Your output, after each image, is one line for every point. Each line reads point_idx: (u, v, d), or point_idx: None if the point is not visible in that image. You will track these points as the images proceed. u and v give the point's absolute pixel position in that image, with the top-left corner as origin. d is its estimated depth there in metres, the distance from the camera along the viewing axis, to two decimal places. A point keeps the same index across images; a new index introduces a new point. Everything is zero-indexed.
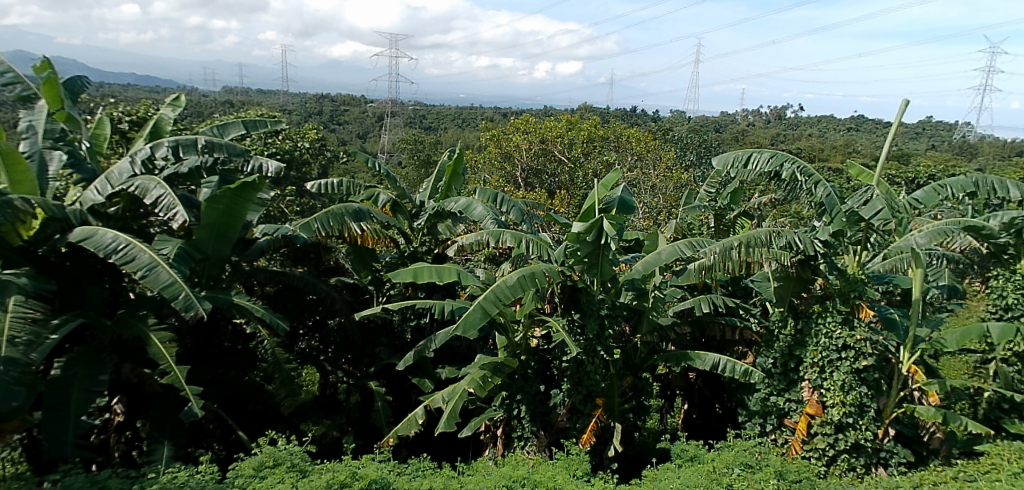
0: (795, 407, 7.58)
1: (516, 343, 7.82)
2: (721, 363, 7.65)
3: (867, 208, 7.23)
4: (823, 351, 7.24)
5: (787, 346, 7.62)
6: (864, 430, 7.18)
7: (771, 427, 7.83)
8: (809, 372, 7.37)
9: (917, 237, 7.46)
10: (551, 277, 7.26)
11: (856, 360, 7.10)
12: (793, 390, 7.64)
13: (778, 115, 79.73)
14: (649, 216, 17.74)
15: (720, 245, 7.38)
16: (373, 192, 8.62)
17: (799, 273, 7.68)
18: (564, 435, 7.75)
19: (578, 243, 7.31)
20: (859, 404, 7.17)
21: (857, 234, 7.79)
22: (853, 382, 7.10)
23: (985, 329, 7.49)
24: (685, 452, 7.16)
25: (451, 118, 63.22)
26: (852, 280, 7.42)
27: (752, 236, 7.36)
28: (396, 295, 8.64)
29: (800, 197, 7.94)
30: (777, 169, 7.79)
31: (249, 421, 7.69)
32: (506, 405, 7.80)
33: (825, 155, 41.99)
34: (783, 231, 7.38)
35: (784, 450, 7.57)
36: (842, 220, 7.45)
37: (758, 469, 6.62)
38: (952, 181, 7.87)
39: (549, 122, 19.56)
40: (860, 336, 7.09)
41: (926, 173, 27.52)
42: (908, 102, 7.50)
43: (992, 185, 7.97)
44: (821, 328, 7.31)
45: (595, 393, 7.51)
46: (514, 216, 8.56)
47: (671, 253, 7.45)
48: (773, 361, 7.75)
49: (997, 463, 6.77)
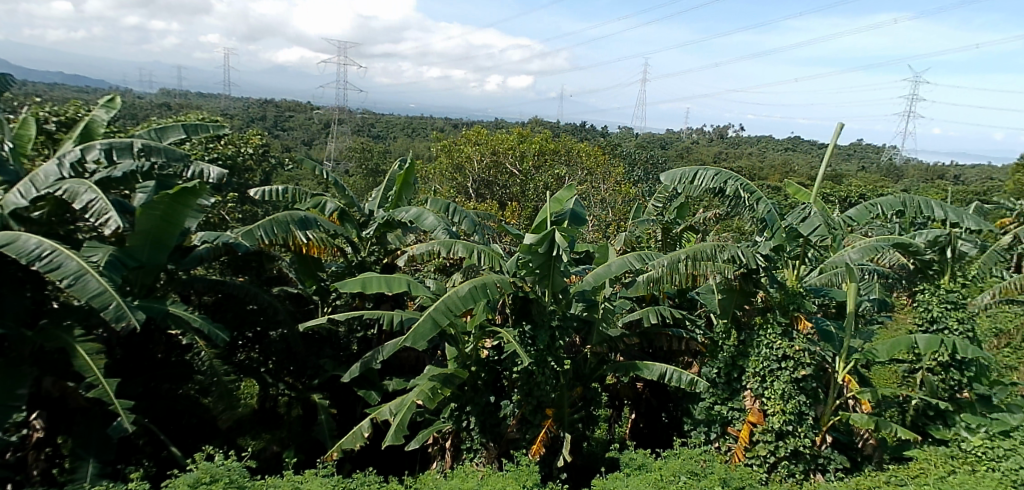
0: (738, 416, 7.78)
1: (467, 354, 7.76)
2: (668, 373, 7.77)
3: (806, 224, 7.62)
4: (764, 361, 7.45)
5: (731, 356, 7.82)
6: (803, 437, 7.42)
7: (715, 435, 7.98)
8: (751, 381, 7.59)
9: (851, 253, 7.86)
10: (503, 288, 7.25)
11: (794, 370, 7.38)
12: (736, 399, 7.83)
13: (721, 134, 82.59)
14: (599, 228, 17.88)
15: (669, 258, 7.58)
16: (320, 200, 8.44)
17: (742, 286, 7.92)
18: (514, 446, 7.75)
19: (530, 255, 7.28)
20: (798, 411, 7.43)
21: (796, 250, 8.14)
22: (792, 391, 7.34)
23: (913, 341, 7.90)
24: (633, 461, 7.15)
25: (402, 127, 62.68)
26: (792, 293, 7.81)
27: (698, 250, 7.57)
28: (342, 305, 8.40)
29: (743, 214, 8.10)
30: (722, 186, 8.03)
31: (182, 436, 7.36)
32: (455, 417, 7.78)
33: (766, 173, 43.59)
34: (728, 245, 7.64)
35: (727, 457, 7.71)
36: (781, 236, 7.77)
37: (703, 476, 6.71)
38: (882, 200, 8.28)
39: (501, 134, 19.60)
40: (799, 346, 7.40)
41: (857, 193, 29.02)
42: (843, 126, 7.84)
43: (919, 205, 8.39)
44: (762, 340, 7.55)
45: (546, 403, 7.53)
46: (466, 227, 8.51)
47: (621, 265, 7.56)
48: (718, 371, 7.97)
49: (926, 468, 7.02)
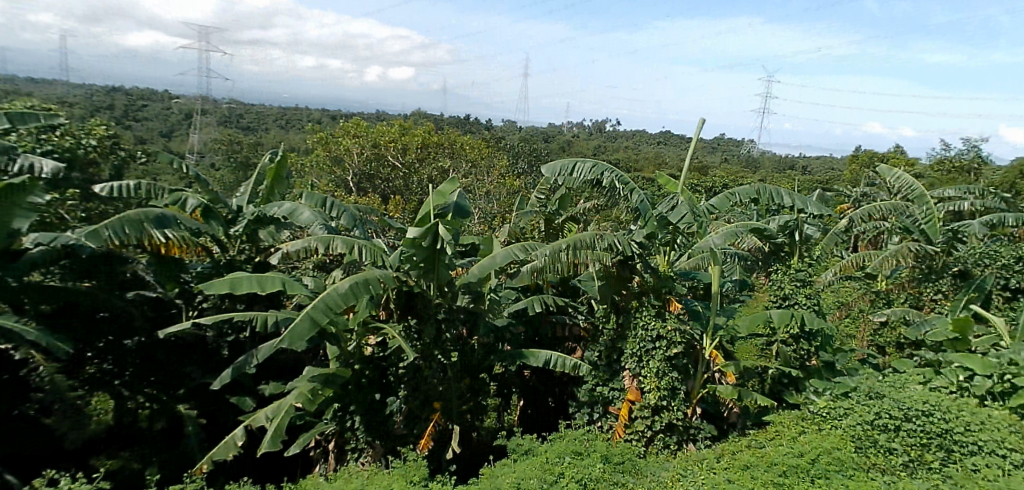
0: (618, 395, 8.15)
1: (349, 352, 7.55)
2: (553, 359, 7.98)
3: (675, 213, 8.08)
4: (641, 341, 7.84)
5: (611, 339, 8.24)
6: (677, 411, 7.89)
7: (597, 415, 8.33)
8: (628, 362, 7.95)
9: (715, 238, 8.40)
10: (386, 283, 7.08)
11: (667, 349, 7.82)
12: (616, 379, 8.20)
13: (600, 128, 85.85)
14: (484, 220, 18.00)
15: (551, 248, 7.73)
16: (180, 196, 7.77)
17: (619, 272, 8.28)
18: (402, 442, 7.57)
19: (414, 249, 7.16)
20: (671, 387, 7.89)
21: (667, 237, 8.52)
22: (665, 368, 7.79)
23: (769, 316, 8.64)
24: (519, 446, 7.27)
25: (277, 118, 59.63)
26: (664, 277, 8.28)
27: (578, 239, 7.80)
28: (210, 308, 7.88)
29: (619, 203, 8.52)
30: (599, 178, 8.34)
31: (18, 463, 6.53)
32: (338, 418, 7.67)
33: (641, 165, 45.88)
34: (605, 234, 7.94)
35: (609, 435, 8.04)
36: (654, 224, 8.24)
37: (586, 455, 6.96)
38: (739, 189, 8.96)
39: (382, 126, 19.18)
40: (671, 326, 7.82)
41: (721, 184, 31.27)
42: (703, 121, 8.41)
43: (771, 194, 9.16)
44: (638, 322, 7.95)
45: (433, 397, 7.47)
46: (345, 222, 8.34)
47: (506, 256, 7.58)
48: (599, 354, 8.38)
49: (780, 431, 7.56)
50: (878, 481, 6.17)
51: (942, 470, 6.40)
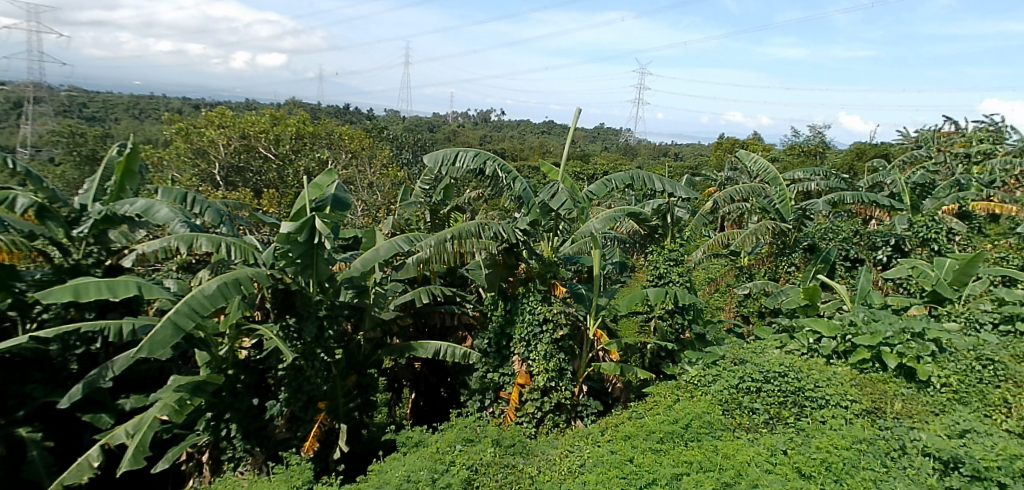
0: (509, 380, 8.24)
1: (221, 357, 7.01)
2: (442, 350, 7.97)
3: (555, 200, 8.14)
4: (528, 326, 8.00)
5: (499, 326, 8.28)
6: (565, 390, 8.12)
7: (489, 400, 8.35)
8: (517, 346, 8.08)
9: (596, 222, 8.75)
10: (259, 282, 6.68)
11: (554, 331, 8.01)
12: (506, 365, 8.25)
13: (484, 117, 86.23)
14: (367, 212, 17.49)
15: (436, 238, 7.68)
16: (9, 195, 6.88)
17: (505, 260, 8.36)
18: (284, 447, 7.36)
19: (290, 244, 6.85)
20: (559, 368, 8.09)
21: (551, 223, 8.63)
22: (552, 350, 7.99)
23: (645, 294, 9.17)
24: (409, 439, 7.17)
25: (133, 109, 54.53)
26: (548, 263, 8.43)
27: (463, 229, 7.78)
28: (53, 319, 7.08)
29: (503, 193, 8.61)
30: (481, 166, 8.30)
31: None
32: (212, 427, 7.14)
33: (525, 153, 46.59)
34: (490, 223, 7.91)
35: (500, 419, 8.14)
36: (537, 211, 8.30)
37: (477, 441, 6.99)
38: (615, 175, 9.35)
39: (252, 116, 18.06)
40: (556, 309, 8.04)
41: (600, 171, 32.45)
42: (580, 110, 8.71)
43: (644, 179, 9.61)
44: (525, 307, 8.08)
45: (317, 397, 7.15)
46: (210, 218, 7.64)
47: (390, 248, 7.44)
48: (489, 341, 8.32)
49: (658, 400, 7.97)
50: (743, 439, 6.69)
51: (796, 424, 7.05)
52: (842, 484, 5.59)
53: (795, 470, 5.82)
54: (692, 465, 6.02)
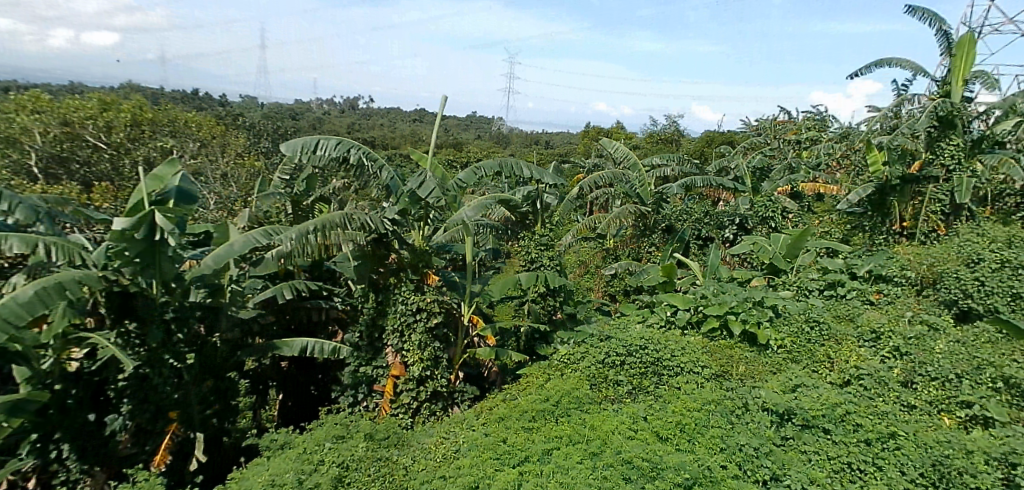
0: (382, 372, 8.05)
1: (46, 371, 6.22)
2: (309, 346, 7.69)
3: (423, 188, 7.95)
4: (402, 316, 7.81)
5: (370, 317, 8.10)
6: (441, 378, 8.05)
7: (362, 395, 8.15)
8: (391, 338, 7.88)
9: (468, 211, 8.70)
10: (88, 285, 6.00)
11: (428, 320, 7.89)
12: (379, 357, 8.09)
13: (351, 104, 83.35)
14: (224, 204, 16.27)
15: (297, 231, 7.26)
16: None
17: (375, 250, 8.08)
18: (129, 463, 6.73)
19: (126, 242, 6.19)
20: (434, 356, 8.01)
21: (421, 212, 8.34)
22: (427, 340, 7.87)
23: (517, 279, 9.29)
24: (275, 442, 6.80)
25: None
26: (420, 252, 8.18)
27: (328, 219, 7.41)
28: None
29: (369, 182, 8.30)
30: (345, 155, 7.98)
31: None
32: (37, 451, 6.26)
33: (396, 141, 45.59)
34: (356, 213, 7.62)
35: (374, 413, 7.95)
36: (405, 201, 8.06)
37: (349, 437, 6.79)
38: (484, 163, 9.36)
39: (80, 99, 16.07)
40: (429, 298, 7.89)
41: (472, 158, 32.52)
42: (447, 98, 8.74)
43: (512, 167, 9.71)
44: (398, 297, 7.88)
45: (167, 406, 6.63)
46: (22, 216, 6.66)
47: (245, 243, 6.94)
48: (360, 335, 8.18)
49: (531, 381, 8.18)
50: (609, 410, 7.03)
51: (656, 392, 7.52)
52: (694, 443, 6.04)
53: (654, 435, 6.21)
54: (562, 439, 6.25)
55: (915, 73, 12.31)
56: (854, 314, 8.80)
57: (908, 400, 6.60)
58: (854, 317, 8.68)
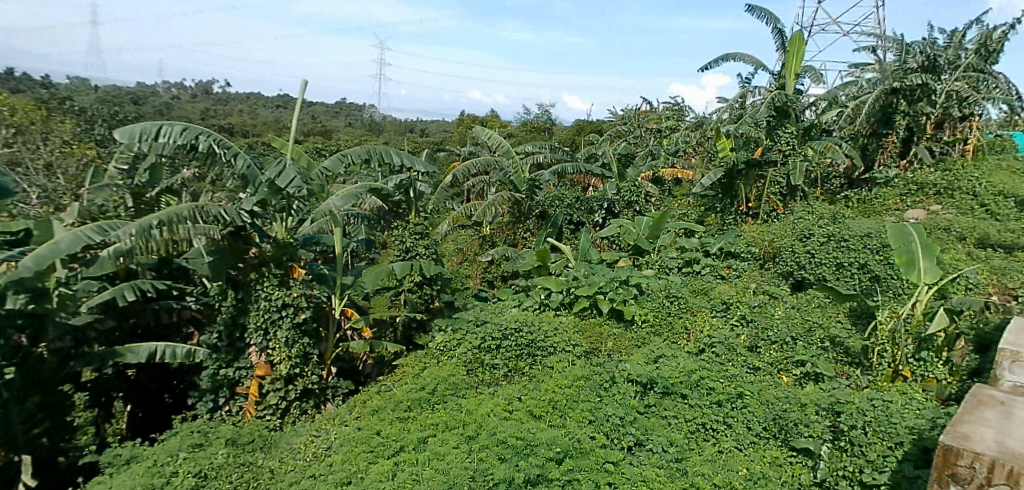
0: (246, 374, 7.58)
1: None
2: (159, 351, 7.14)
3: (282, 178, 7.51)
4: (265, 313, 7.38)
5: (230, 316, 7.52)
6: (311, 375, 7.75)
7: (223, 399, 7.61)
8: (254, 336, 7.43)
9: (335, 200, 8.35)
10: None
11: (295, 315, 7.53)
12: (242, 358, 7.59)
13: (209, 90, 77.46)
14: None
15: (137, 225, 6.59)
16: None
17: (231, 245, 7.67)
18: None
19: None
20: (303, 353, 7.68)
21: (281, 203, 8.03)
22: (294, 336, 7.51)
23: (391, 269, 9.09)
24: (122, 457, 6.22)
25: None
26: (284, 245, 7.81)
27: (174, 213, 6.81)
28: None
29: (219, 169, 7.81)
30: (193, 142, 7.39)
31: None
32: None
33: (261, 129, 43.01)
34: (207, 205, 7.09)
35: (239, 418, 7.50)
36: (264, 191, 7.59)
37: (207, 445, 6.37)
38: (351, 150, 9.00)
39: None
40: (296, 293, 7.53)
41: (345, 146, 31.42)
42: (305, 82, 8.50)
43: (381, 154, 9.44)
44: (260, 294, 7.43)
45: None
46: None
47: (72, 241, 6.33)
48: (218, 335, 7.59)
49: (406, 371, 8.10)
50: (484, 393, 7.13)
51: (529, 372, 7.71)
52: (566, 418, 6.27)
53: (528, 413, 6.37)
54: (437, 426, 6.25)
55: (756, 68, 13.46)
56: (708, 288, 9.50)
57: (753, 363, 7.23)
58: (708, 291, 9.37)
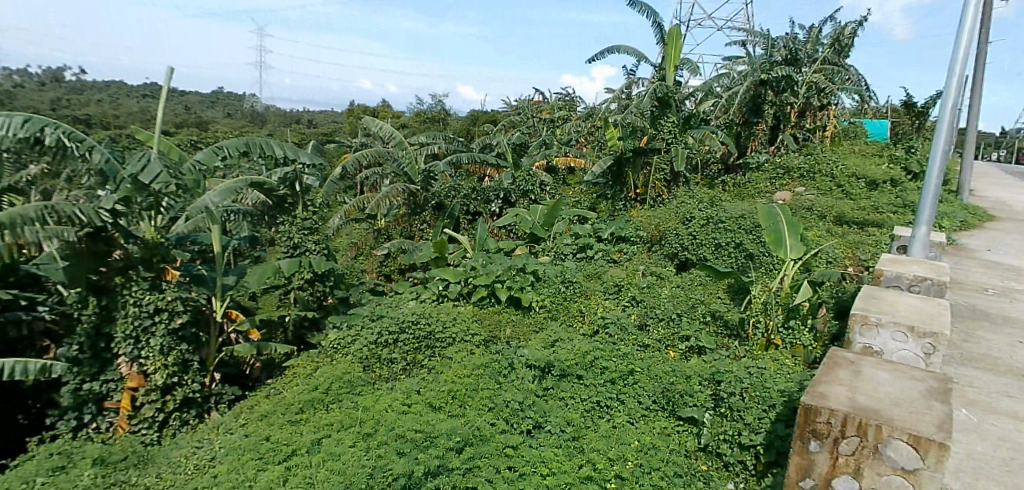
0: (115, 387, 6.99)
1: None
2: (8, 367, 6.37)
3: (147, 172, 7.04)
4: (134, 320, 6.80)
5: (92, 326, 6.89)
6: (191, 383, 7.26)
7: (89, 416, 6.98)
8: (122, 346, 6.83)
9: (212, 195, 7.84)
10: None
11: (170, 320, 6.99)
12: (109, 370, 6.99)
13: None
14: None
15: None
16: None
17: (92, 248, 6.97)
18: None
19: None
20: (181, 360, 7.17)
21: (148, 200, 7.44)
22: (170, 343, 6.99)
23: (278, 267, 8.66)
24: None
25: None
26: (153, 246, 7.33)
27: (18, 214, 6.17)
28: None
29: (72, 164, 7.04)
30: (36, 135, 6.62)
31: None
32: None
33: (131, 121, 39.60)
34: (57, 204, 6.46)
35: (109, 435, 6.89)
36: (127, 187, 7.00)
37: (71, 468, 5.80)
38: (226, 142, 8.48)
39: None
40: (170, 296, 6.99)
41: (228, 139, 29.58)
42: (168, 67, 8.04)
43: (262, 145, 8.88)
44: (127, 299, 6.84)
45: None
46: None
47: None
48: (79, 347, 6.92)
49: (297, 372, 7.78)
50: (382, 389, 6.97)
51: (428, 364, 7.62)
52: (466, 407, 6.26)
53: (427, 406, 6.31)
54: (332, 426, 6.04)
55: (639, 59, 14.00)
56: (600, 272, 9.81)
57: (643, 341, 7.55)
58: (601, 275, 9.66)
